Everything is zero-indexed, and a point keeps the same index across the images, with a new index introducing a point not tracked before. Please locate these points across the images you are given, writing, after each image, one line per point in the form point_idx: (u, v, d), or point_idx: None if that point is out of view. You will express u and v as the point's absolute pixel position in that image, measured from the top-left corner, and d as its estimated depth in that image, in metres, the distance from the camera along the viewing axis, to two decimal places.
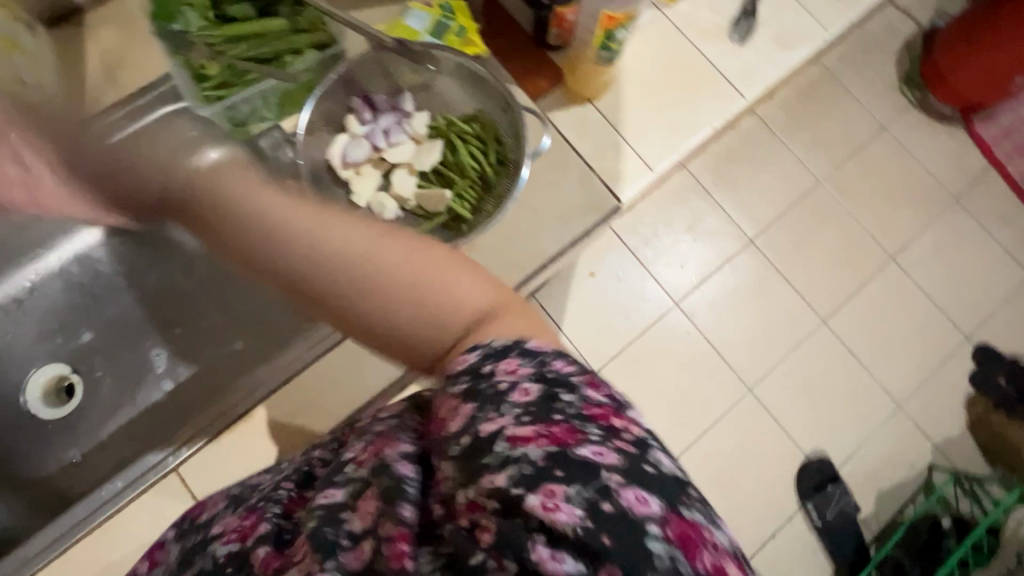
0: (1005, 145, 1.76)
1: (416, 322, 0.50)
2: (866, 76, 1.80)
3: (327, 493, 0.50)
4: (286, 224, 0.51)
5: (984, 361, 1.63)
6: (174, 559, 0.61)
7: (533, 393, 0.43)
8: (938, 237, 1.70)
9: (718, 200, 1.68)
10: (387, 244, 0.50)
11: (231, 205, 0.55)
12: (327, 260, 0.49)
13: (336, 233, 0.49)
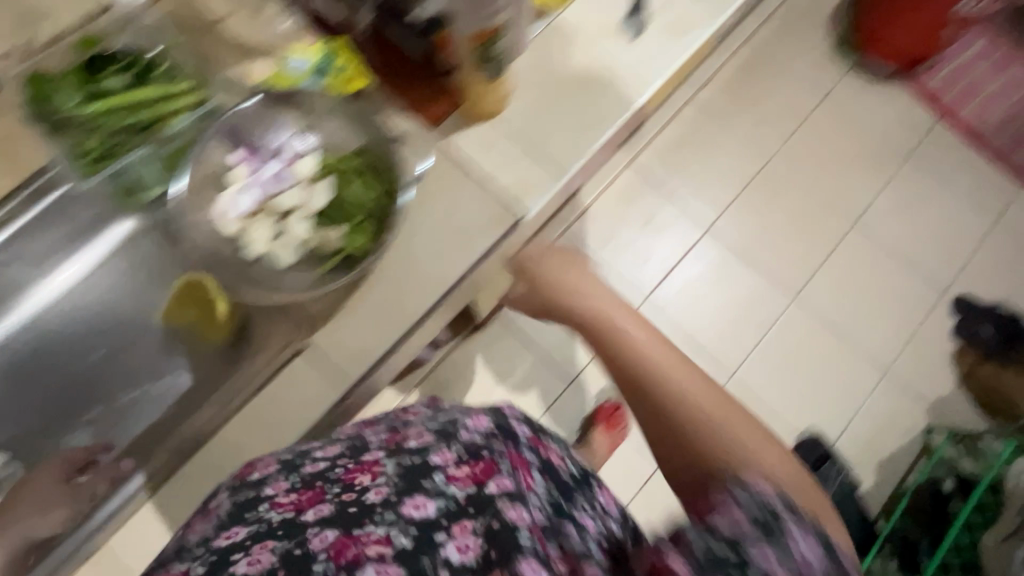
0: (950, 93, 1.75)
1: (655, 419, 0.65)
2: (800, 48, 1.80)
3: (415, 500, 0.56)
4: (653, 351, 0.70)
5: (967, 312, 1.57)
6: (237, 505, 0.60)
7: (794, 544, 0.46)
8: (896, 196, 1.69)
9: (671, 190, 1.67)
10: (679, 368, 0.67)
11: (608, 305, 0.79)
12: (685, 382, 0.66)
13: (681, 378, 0.66)
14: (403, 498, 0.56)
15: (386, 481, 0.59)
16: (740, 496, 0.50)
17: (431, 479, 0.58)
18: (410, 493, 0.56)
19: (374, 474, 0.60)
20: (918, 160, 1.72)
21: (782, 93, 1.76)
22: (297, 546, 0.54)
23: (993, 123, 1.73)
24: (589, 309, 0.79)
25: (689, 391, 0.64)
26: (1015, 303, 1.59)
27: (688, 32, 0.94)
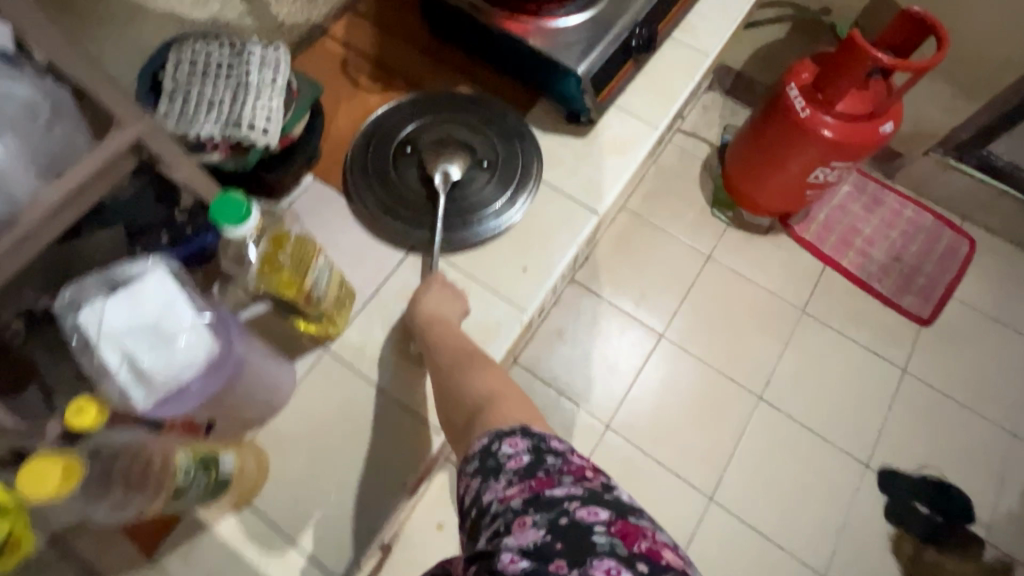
0: (829, 241, 1.72)
1: (466, 394, 0.68)
2: (674, 209, 1.77)
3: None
4: (449, 364, 0.74)
5: (894, 487, 1.45)
6: None
7: (525, 460, 0.56)
8: (799, 358, 1.59)
9: (560, 388, 1.55)
10: (497, 383, 0.69)
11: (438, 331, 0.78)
12: (465, 368, 0.72)
13: (457, 375, 0.72)
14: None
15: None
16: (472, 463, 0.59)
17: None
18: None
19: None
20: (813, 312, 1.64)
21: (664, 259, 1.70)
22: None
23: (876, 265, 1.71)
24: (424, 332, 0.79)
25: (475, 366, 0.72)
26: (941, 466, 1.47)
27: (488, 343, 0.82)
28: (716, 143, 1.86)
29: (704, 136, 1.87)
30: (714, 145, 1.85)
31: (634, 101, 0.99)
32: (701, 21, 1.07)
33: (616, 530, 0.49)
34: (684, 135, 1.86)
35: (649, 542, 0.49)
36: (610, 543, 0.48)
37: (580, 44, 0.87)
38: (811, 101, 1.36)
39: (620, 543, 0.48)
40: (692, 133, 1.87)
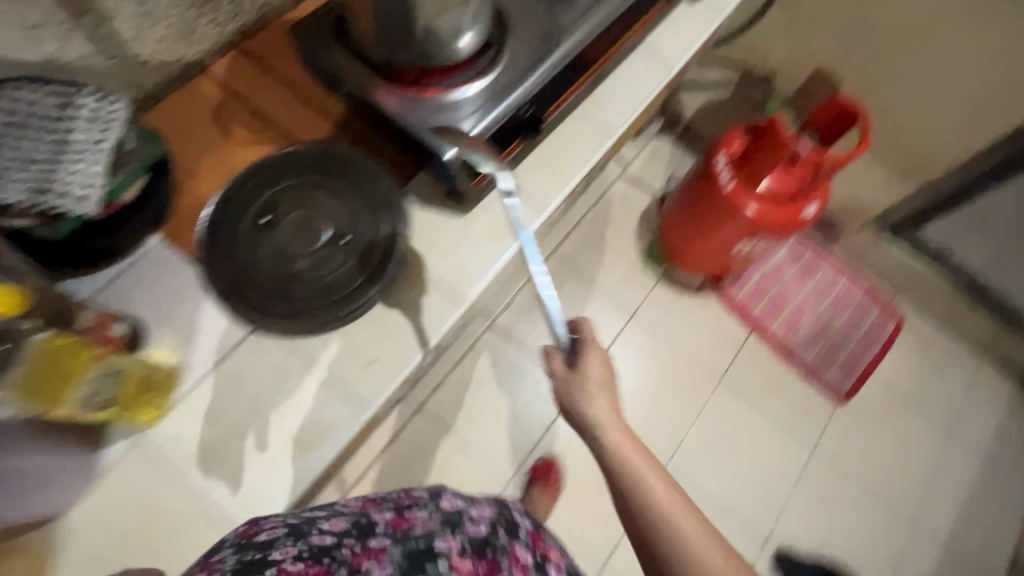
0: (759, 305, 1.69)
1: (685, 554, 0.62)
2: (608, 258, 1.72)
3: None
4: (687, 535, 0.63)
5: (788, 569, 1.45)
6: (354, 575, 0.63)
7: None
8: (712, 426, 1.56)
9: (466, 438, 1.50)
10: (682, 524, 0.64)
11: (657, 471, 0.69)
12: (692, 547, 0.62)
13: (684, 532, 0.63)
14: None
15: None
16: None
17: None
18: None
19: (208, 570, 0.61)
20: (732, 380, 1.62)
21: (590, 311, 1.66)
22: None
23: (801, 335, 1.68)
24: (628, 484, 0.68)
25: (690, 527, 0.64)
26: (836, 550, 1.47)
27: (316, 443, 0.76)
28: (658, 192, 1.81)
29: (647, 183, 1.82)
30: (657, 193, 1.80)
31: (525, 178, 0.94)
32: (609, 96, 1.02)
33: None
34: (627, 180, 1.80)
35: None
36: None
37: (456, 123, 0.82)
38: (736, 175, 1.32)
39: None
40: (636, 178, 1.81)
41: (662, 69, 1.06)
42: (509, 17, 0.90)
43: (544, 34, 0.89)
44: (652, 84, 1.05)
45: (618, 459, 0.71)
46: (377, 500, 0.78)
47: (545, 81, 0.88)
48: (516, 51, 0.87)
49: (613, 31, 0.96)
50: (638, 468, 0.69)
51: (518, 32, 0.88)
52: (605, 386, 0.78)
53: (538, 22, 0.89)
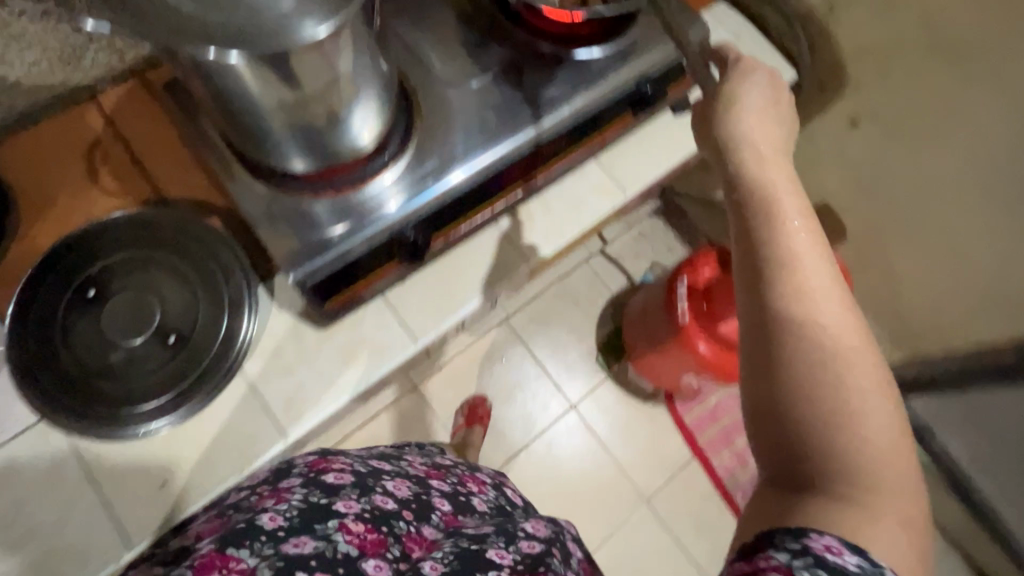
0: (709, 431, 1.54)
1: (864, 469, 0.42)
2: (560, 340, 1.59)
3: (299, 539, 0.59)
4: (822, 325, 0.46)
5: None
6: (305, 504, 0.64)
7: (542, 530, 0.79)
8: (618, 552, 1.44)
9: None
10: (877, 407, 0.44)
11: (796, 242, 0.49)
12: (846, 386, 0.44)
13: (871, 405, 0.44)
14: (289, 536, 0.59)
15: (288, 511, 0.63)
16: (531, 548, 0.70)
17: (328, 525, 0.62)
18: (300, 533, 0.60)
19: (280, 500, 0.64)
20: (656, 507, 1.48)
21: (525, 393, 1.54)
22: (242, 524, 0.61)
23: (746, 476, 1.53)
24: (773, 255, 0.49)
25: (835, 314, 0.46)
26: None
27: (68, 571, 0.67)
28: (635, 280, 1.66)
29: (626, 266, 1.68)
30: (632, 280, 1.66)
31: (408, 298, 0.82)
32: (538, 215, 0.89)
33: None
34: (604, 259, 1.66)
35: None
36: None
37: (319, 237, 0.70)
38: (696, 308, 1.16)
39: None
40: (614, 258, 1.68)
41: (612, 195, 0.92)
42: (423, 117, 0.78)
43: (456, 144, 0.76)
44: (594, 210, 0.91)
45: (753, 205, 0.51)
46: (477, 484, 0.90)
47: (447, 198, 0.75)
48: (419, 160, 0.75)
49: (549, 147, 0.82)
50: (790, 236, 0.49)
51: (427, 138, 0.76)
52: (788, 177, 0.54)
53: (452, 131, 0.77)
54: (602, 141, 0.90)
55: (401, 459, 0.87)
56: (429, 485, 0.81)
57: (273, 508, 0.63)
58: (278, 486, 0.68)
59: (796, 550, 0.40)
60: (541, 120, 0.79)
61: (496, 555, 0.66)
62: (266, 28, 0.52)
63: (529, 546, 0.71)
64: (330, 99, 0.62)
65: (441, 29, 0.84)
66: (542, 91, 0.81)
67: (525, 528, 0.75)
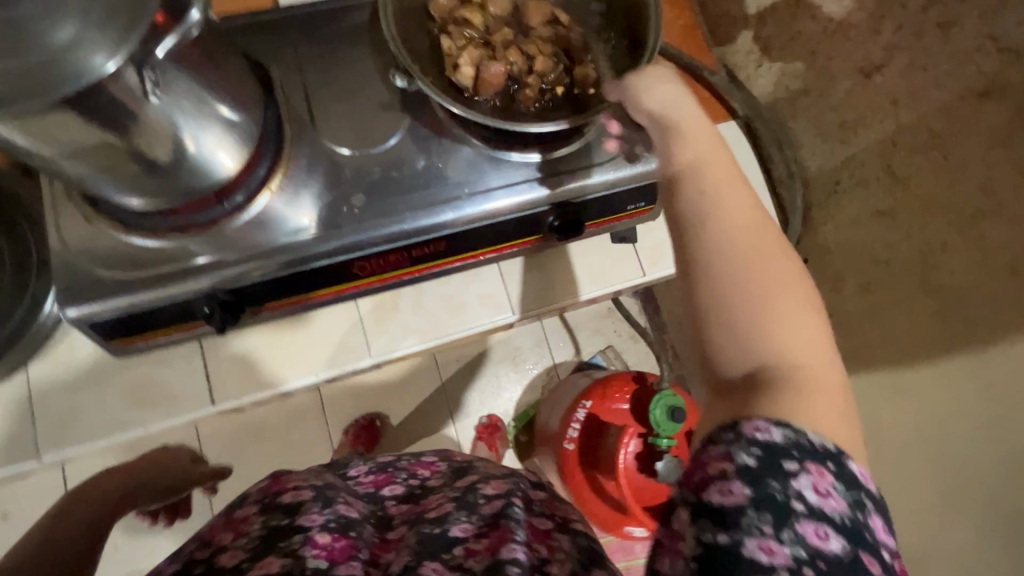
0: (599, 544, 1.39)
1: (779, 343, 0.41)
2: (482, 398, 1.34)
3: (265, 561, 0.49)
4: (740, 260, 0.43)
5: None
6: (255, 535, 0.52)
7: (501, 490, 0.58)
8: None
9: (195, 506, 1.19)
10: (789, 288, 0.43)
11: (729, 183, 0.47)
12: (770, 298, 0.42)
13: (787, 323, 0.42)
14: (253, 564, 0.49)
15: (245, 544, 0.52)
16: (489, 514, 0.54)
17: (291, 540, 0.51)
18: (265, 555, 0.50)
19: (238, 533, 0.54)
20: None
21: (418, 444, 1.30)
22: (202, 564, 0.50)
23: None
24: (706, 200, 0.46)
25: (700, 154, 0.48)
26: None
27: None
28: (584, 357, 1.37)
29: (581, 338, 1.39)
30: (581, 357, 1.38)
31: (228, 354, 0.76)
32: (404, 311, 0.78)
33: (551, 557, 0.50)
34: (561, 321, 1.37)
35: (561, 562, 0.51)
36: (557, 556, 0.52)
37: (112, 277, 0.63)
38: (587, 439, 1.04)
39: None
40: (573, 325, 1.39)
41: (497, 311, 0.81)
42: (286, 175, 0.69)
43: (307, 220, 0.67)
44: (473, 322, 0.80)
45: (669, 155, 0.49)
46: (431, 466, 0.69)
47: (275, 276, 0.67)
48: (275, 213, 0.67)
49: (423, 250, 0.71)
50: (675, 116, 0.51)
51: (281, 201, 0.68)
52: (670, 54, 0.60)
53: (310, 204, 0.68)
54: (504, 252, 0.78)
55: (351, 469, 0.71)
56: (383, 495, 0.65)
57: (229, 545, 0.52)
58: (231, 519, 0.57)
59: (730, 440, 0.38)
60: (413, 224, 0.68)
61: (461, 530, 0.53)
62: (33, 71, 0.43)
63: (491, 509, 0.55)
64: (147, 139, 0.54)
65: (349, 72, 0.73)
66: (435, 189, 0.70)
67: (486, 489, 0.58)
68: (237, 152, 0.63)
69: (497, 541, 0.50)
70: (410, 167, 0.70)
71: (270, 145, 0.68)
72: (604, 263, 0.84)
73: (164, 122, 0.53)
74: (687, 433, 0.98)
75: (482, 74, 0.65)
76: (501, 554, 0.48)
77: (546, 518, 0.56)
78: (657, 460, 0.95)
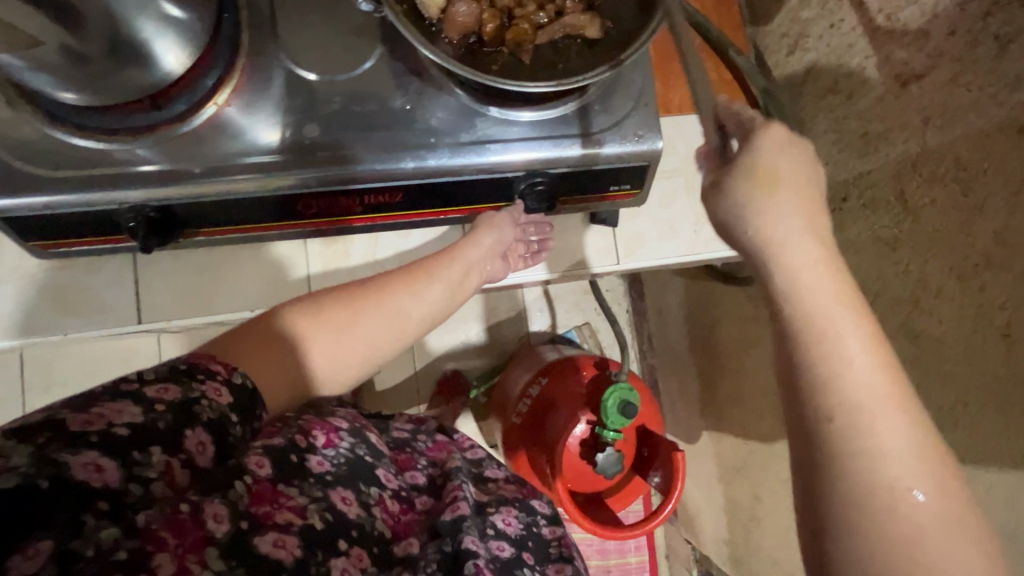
0: None
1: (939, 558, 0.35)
2: (443, 354, 1.30)
3: (345, 493, 0.47)
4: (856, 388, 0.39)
5: None
6: (343, 461, 0.50)
7: (506, 549, 0.55)
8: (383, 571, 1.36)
9: None
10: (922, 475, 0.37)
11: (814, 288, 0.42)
12: (879, 432, 0.38)
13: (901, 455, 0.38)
14: (335, 489, 0.47)
15: (336, 457, 0.50)
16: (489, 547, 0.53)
17: (367, 492, 0.50)
18: (344, 487, 0.48)
19: (328, 440, 0.51)
20: None
21: (371, 388, 1.28)
22: (294, 452, 0.47)
23: None
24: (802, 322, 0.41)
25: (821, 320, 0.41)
26: None
27: None
28: (557, 330, 1.34)
29: (557, 311, 1.34)
30: (554, 330, 1.34)
31: (162, 270, 0.71)
32: (354, 259, 0.74)
33: None
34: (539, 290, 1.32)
35: None
36: None
37: (31, 172, 0.58)
38: (534, 417, 1.02)
39: None
40: (551, 297, 1.34)
41: None
42: (237, 89, 0.62)
43: (253, 142, 0.61)
44: None
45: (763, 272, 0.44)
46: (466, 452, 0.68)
47: (211, 199, 0.61)
48: (218, 130, 0.61)
49: (378, 198, 0.65)
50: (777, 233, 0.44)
51: (228, 117, 0.61)
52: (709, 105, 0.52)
53: (258, 124, 0.62)
54: (470, 215, 0.72)
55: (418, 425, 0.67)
56: (408, 475, 0.58)
57: (319, 451, 0.49)
58: (320, 420, 0.53)
59: None
60: (369, 167, 0.61)
61: (473, 546, 0.50)
62: None
63: (497, 552, 0.53)
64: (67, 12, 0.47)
65: None
66: (398, 134, 0.63)
67: (497, 521, 0.58)
68: (179, 52, 0.55)
69: None
70: (376, 103, 0.63)
71: (223, 51, 0.61)
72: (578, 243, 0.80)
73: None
74: (636, 427, 0.96)
75: (454, 10, 0.57)
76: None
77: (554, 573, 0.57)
78: (597, 452, 0.93)
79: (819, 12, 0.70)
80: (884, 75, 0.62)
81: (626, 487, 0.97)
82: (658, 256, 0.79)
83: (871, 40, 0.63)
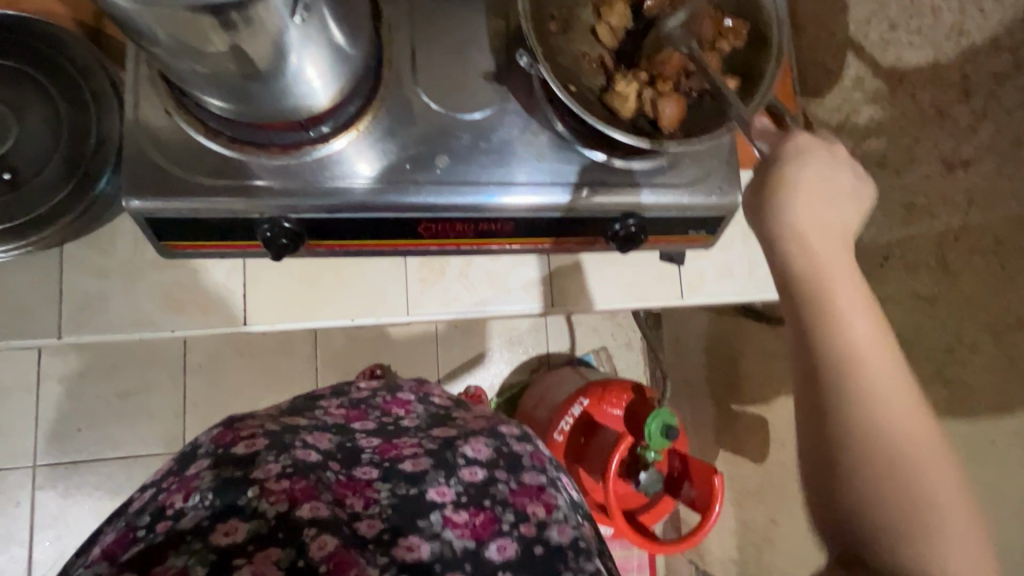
0: None
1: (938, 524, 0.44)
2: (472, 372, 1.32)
3: (228, 525, 0.49)
4: (912, 454, 0.46)
5: None
6: (197, 512, 0.49)
7: (478, 477, 0.58)
8: None
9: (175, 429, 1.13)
10: (915, 442, 0.46)
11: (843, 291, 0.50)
12: (881, 398, 0.47)
13: (942, 482, 0.45)
14: (216, 525, 0.49)
15: (200, 502, 0.50)
16: (449, 489, 0.56)
17: (248, 496, 0.50)
18: (227, 517, 0.49)
19: (188, 491, 0.51)
20: None
21: None
22: (156, 534, 0.48)
23: None
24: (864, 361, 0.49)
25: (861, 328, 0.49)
26: None
27: None
28: (576, 353, 1.37)
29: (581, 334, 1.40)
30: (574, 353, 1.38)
31: (271, 275, 0.76)
32: (450, 277, 0.81)
33: (518, 526, 0.54)
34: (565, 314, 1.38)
35: (532, 500, 0.57)
36: (512, 524, 0.55)
37: (181, 178, 0.61)
38: (575, 433, 1.07)
39: (534, 518, 0.55)
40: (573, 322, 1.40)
41: (535, 299, 0.85)
42: (373, 118, 0.68)
43: (388, 166, 0.67)
44: (512, 303, 0.84)
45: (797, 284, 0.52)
46: (405, 406, 0.70)
47: (343, 216, 0.66)
48: (354, 155, 0.66)
49: (489, 226, 0.71)
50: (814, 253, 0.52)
51: (367, 141, 0.67)
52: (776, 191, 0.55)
53: (393, 152, 0.67)
54: (564, 246, 0.79)
55: (315, 405, 0.67)
56: (354, 428, 0.63)
57: (178, 507, 0.50)
58: (183, 478, 0.53)
59: None
60: (491, 197, 0.67)
61: (438, 495, 0.56)
62: None
63: (468, 481, 0.57)
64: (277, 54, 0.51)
65: (453, 31, 0.71)
66: (513, 169, 0.69)
67: (465, 451, 0.60)
68: (339, 82, 0.61)
69: (482, 523, 0.55)
70: (496, 139, 0.70)
71: (363, 83, 0.66)
72: (643, 277, 0.87)
73: (276, 47, 0.50)
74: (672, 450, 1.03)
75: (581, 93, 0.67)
76: (484, 543, 0.53)
77: (535, 475, 0.59)
78: (640, 471, 1.00)
79: (870, 96, 0.81)
80: (933, 159, 0.72)
81: (657, 506, 1.03)
82: (721, 295, 0.88)
83: (922, 127, 0.74)
